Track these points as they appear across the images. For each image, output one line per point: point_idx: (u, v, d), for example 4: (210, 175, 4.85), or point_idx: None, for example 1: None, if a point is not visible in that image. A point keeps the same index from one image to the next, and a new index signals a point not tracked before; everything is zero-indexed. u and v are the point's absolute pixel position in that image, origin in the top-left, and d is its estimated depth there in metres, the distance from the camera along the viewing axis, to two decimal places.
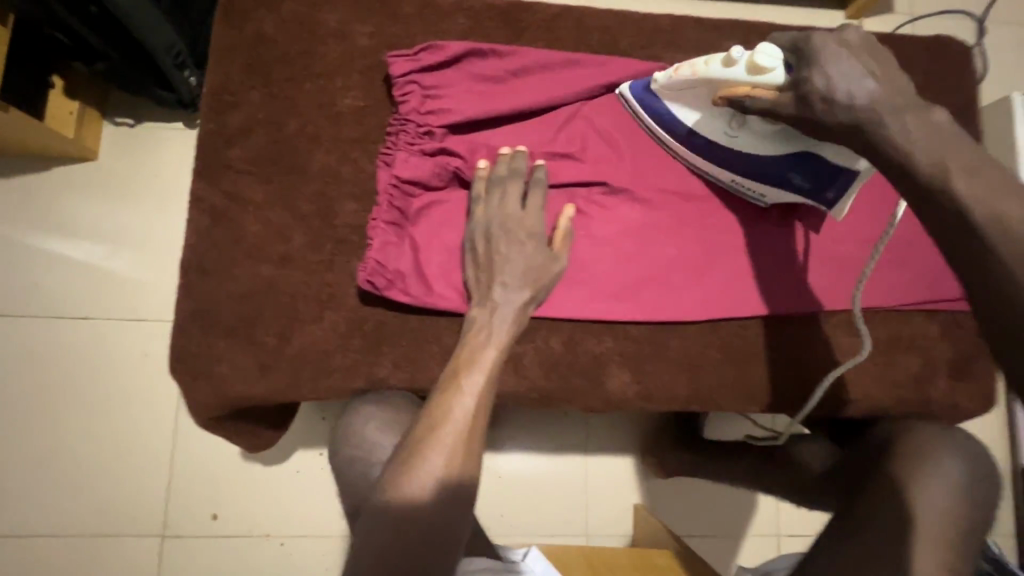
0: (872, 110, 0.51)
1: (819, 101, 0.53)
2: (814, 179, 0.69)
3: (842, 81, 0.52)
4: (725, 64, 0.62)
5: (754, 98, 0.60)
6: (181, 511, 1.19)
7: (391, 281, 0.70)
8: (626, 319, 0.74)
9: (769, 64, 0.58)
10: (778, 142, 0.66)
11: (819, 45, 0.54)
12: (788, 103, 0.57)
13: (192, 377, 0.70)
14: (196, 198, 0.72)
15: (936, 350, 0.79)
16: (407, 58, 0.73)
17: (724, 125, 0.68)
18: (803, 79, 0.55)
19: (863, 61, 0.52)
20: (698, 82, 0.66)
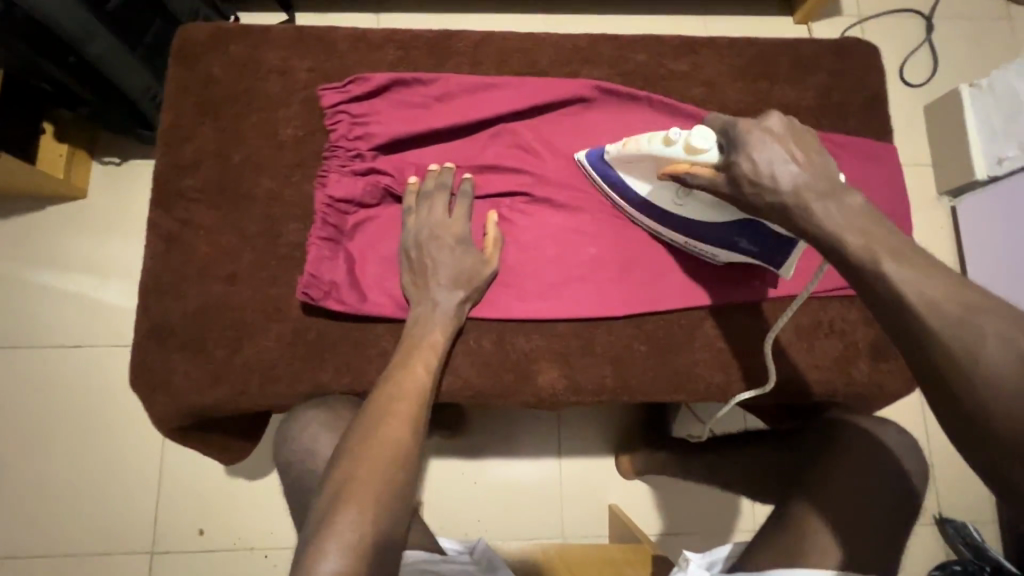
0: (791, 195, 0.59)
1: (748, 183, 0.60)
2: (758, 243, 0.73)
3: (767, 167, 0.59)
4: (665, 144, 0.66)
5: (693, 175, 0.65)
6: (168, 527, 1.23)
7: (327, 291, 0.75)
8: (553, 316, 0.79)
9: (704, 143, 0.63)
10: (724, 214, 0.70)
11: (744, 131, 0.61)
12: (723, 183, 0.63)
13: (151, 390, 0.76)
14: (153, 226, 0.79)
15: (858, 334, 0.84)
16: (337, 91, 0.81)
17: (671, 198, 0.73)
18: (733, 161, 0.61)
19: (786, 147, 0.60)
20: (643, 156, 0.70)
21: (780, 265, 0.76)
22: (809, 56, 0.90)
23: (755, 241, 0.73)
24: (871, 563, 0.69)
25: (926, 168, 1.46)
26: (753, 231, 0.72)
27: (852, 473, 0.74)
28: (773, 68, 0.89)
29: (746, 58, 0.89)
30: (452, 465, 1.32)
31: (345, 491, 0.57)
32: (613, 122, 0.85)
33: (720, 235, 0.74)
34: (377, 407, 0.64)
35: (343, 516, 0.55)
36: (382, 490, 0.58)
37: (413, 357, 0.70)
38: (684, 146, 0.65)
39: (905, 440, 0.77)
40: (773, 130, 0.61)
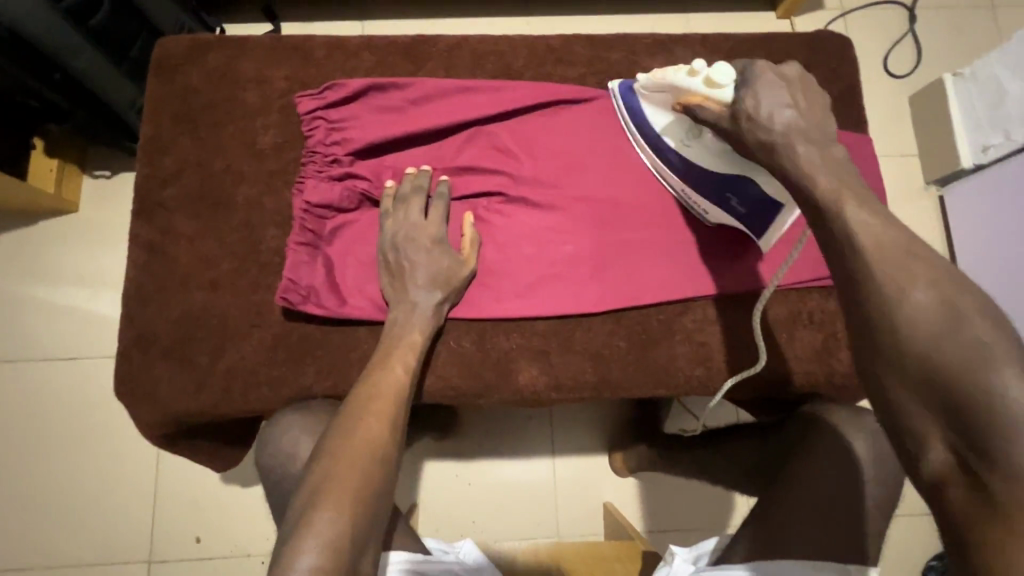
0: (785, 136, 0.59)
1: (745, 117, 0.61)
2: (747, 206, 0.74)
3: (768, 107, 0.60)
4: (689, 74, 0.67)
5: (704, 109, 0.66)
6: (165, 537, 1.23)
7: (306, 296, 0.76)
8: (531, 314, 0.79)
9: (722, 81, 0.64)
10: (724, 161, 0.71)
11: (757, 73, 0.62)
12: (724, 120, 0.64)
13: (136, 398, 0.77)
14: (135, 236, 0.81)
15: (837, 324, 0.84)
16: (313, 97, 0.82)
17: (680, 136, 0.75)
18: (739, 98, 0.62)
19: (789, 94, 0.61)
20: (666, 85, 0.71)
21: (760, 236, 0.78)
22: (781, 51, 0.91)
23: (747, 201, 0.73)
24: (852, 552, 0.69)
25: (912, 158, 1.45)
26: (746, 191, 0.73)
27: (832, 464, 0.74)
28: (746, 62, 0.90)
29: (719, 53, 0.90)
30: (445, 468, 1.30)
31: (322, 489, 0.58)
32: (588, 120, 0.86)
33: (715, 189, 0.75)
34: (354, 408, 0.65)
35: (322, 513, 0.56)
36: (359, 488, 0.59)
37: (390, 358, 0.71)
38: (704, 80, 0.66)
39: (883, 428, 0.78)
40: (785, 76, 0.63)
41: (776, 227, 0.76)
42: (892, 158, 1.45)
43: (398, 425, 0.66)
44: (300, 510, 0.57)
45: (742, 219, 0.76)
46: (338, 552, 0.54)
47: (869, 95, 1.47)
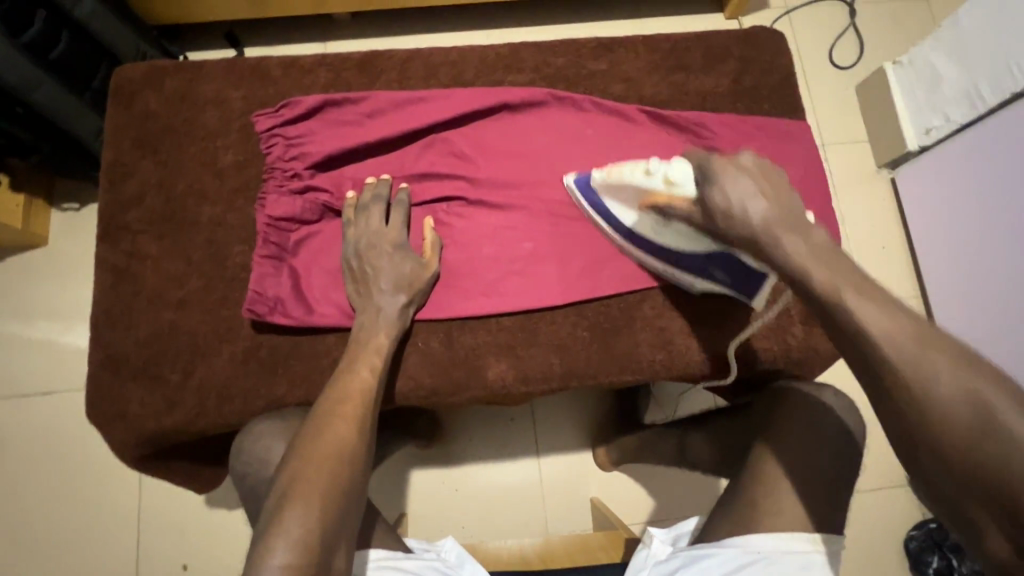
0: (766, 230, 0.59)
1: (720, 217, 0.62)
2: (733, 275, 0.78)
3: (737, 201, 0.60)
4: (646, 175, 0.70)
5: (672, 206, 0.68)
6: (151, 566, 1.22)
7: (273, 307, 0.78)
8: (494, 311, 0.82)
9: (681, 177, 0.67)
10: (701, 244, 0.73)
11: (716, 167, 0.62)
12: (698, 215, 0.65)
13: (108, 420, 0.77)
14: (101, 261, 0.82)
15: (790, 302, 0.88)
16: (270, 115, 0.84)
17: (652, 222, 0.76)
18: (705, 193, 0.63)
19: (753, 182, 0.61)
20: (626, 185, 0.74)
21: (751, 297, 0.81)
22: (720, 47, 0.96)
23: (730, 271, 0.77)
24: (816, 519, 0.72)
25: (863, 144, 1.51)
26: (729, 263, 0.76)
27: (797, 438, 0.77)
28: (686, 60, 0.95)
29: (660, 52, 0.95)
30: (432, 475, 1.31)
31: (291, 491, 0.59)
32: (540, 124, 0.89)
33: (698, 263, 0.78)
34: (322, 412, 0.67)
35: (291, 512, 0.57)
36: (329, 487, 0.60)
37: (358, 361, 0.73)
38: (663, 179, 0.69)
39: (843, 402, 0.80)
40: (744, 166, 0.63)
41: (762, 290, 0.80)
42: (843, 146, 1.51)
43: (367, 426, 0.68)
44: (271, 511, 0.58)
45: (728, 285, 0.80)
46: (309, 548, 0.56)
47: (817, 88, 1.54)
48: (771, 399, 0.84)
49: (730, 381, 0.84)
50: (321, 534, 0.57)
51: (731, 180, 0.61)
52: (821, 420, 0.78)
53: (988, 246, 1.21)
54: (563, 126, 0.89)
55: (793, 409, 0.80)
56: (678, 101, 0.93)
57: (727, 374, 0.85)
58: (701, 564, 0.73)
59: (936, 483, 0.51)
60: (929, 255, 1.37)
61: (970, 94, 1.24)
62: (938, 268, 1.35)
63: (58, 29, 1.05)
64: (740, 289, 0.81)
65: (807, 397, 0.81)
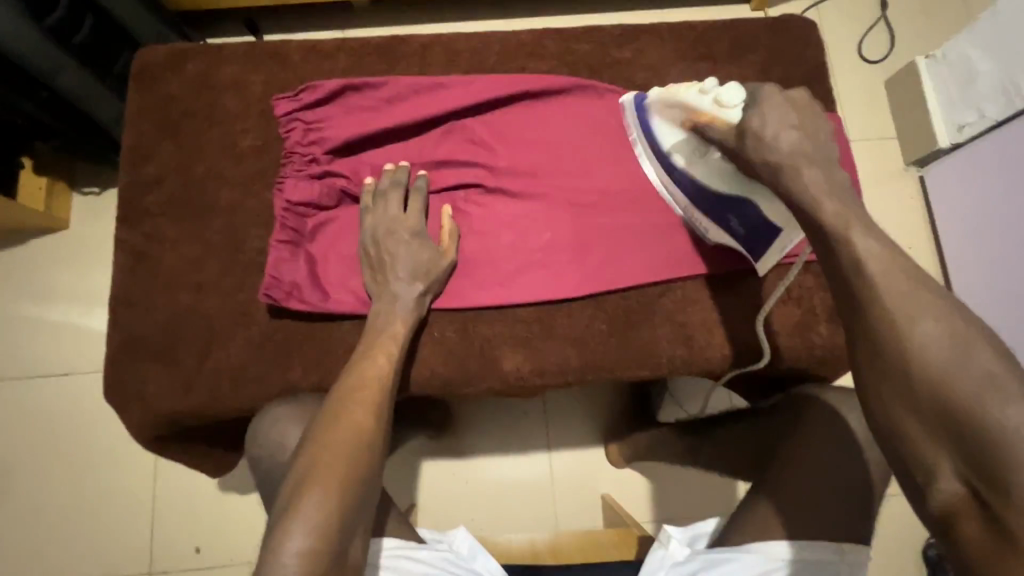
0: (790, 158, 0.59)
1: (752, 138, 0.61)
2: (748, 229, 0.75)
3: (772, 128, 0.60)
4: (700, 93, 0.66)
5: (713, 127, 0.65)
6: (165, 547, 1.23)
7: (289, 292, 0.77)
8: (512, 302, 0.80)
9: (731, 101, 0.63)
10: (730, 182, 0.69)
11: (763, 95, 0.62)
12: (731, 138, 0.63)
13: (125, 400, 0.78)
14: (121, 242, 0.82)
15: (815, 299, 0.85)
16: (289, 99, 0.83)
17: (689, 150, 0.71)
18: (747, 118, 0.62)
19: (792, 116, 0.61)
20: (676, 102, 0.69)
21: (759, 256, 0.78)
22: (747, 35, 0.93)
23: (747, 224, 0.74)
24: (836, 524, 0.70)
25: (891, 140, 1.47)
26: (746, 214, 0.73)
27: (822, 442, 0.75)
28: (712, 49, 0.92)
29: (686, 40, 0.92)
30: (443, 467, 1.30)
31: (308, 477, 0.59)
32: (562, 112, 0.87)
33: (718, 209, 0.74)
34: (339, 398, 0.66)
35: (307, 498, 0.57)
36: (346, 474, 0.60)
37: (375, 348, 0.72)
38: (713, 100, 0.65)
39: None
40: (791, 98, 0.63)
41: (771, 254, 0.77)
42: (871, 142, 1.46)
43: (384, 413, 0.67)
44: (289, 496, 0.58)
45: (742, 240, 0.77)
46: (325, 535, 0.55)
47: (845, 81, 1.49)
48: (797, 400, 0.82)
49: (763, 364, 0.81)
50: (337, 521, 0.56)
51: (772, 109, 0.61)
52: (849, 424, 0.76)
53: (1018, 249, 1.17)
54: (585, 114, 0.87)
55: (820, 412, 0.78)
56: None
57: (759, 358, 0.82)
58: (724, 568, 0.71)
59: (966, 491, 0.49)
60: (958, 257, 1.33)
61: (1005, 90, 1.19)
62: (966, 271, 1.31)
63: (81, 12, 1.05)
64: (752, 247, 0.77)
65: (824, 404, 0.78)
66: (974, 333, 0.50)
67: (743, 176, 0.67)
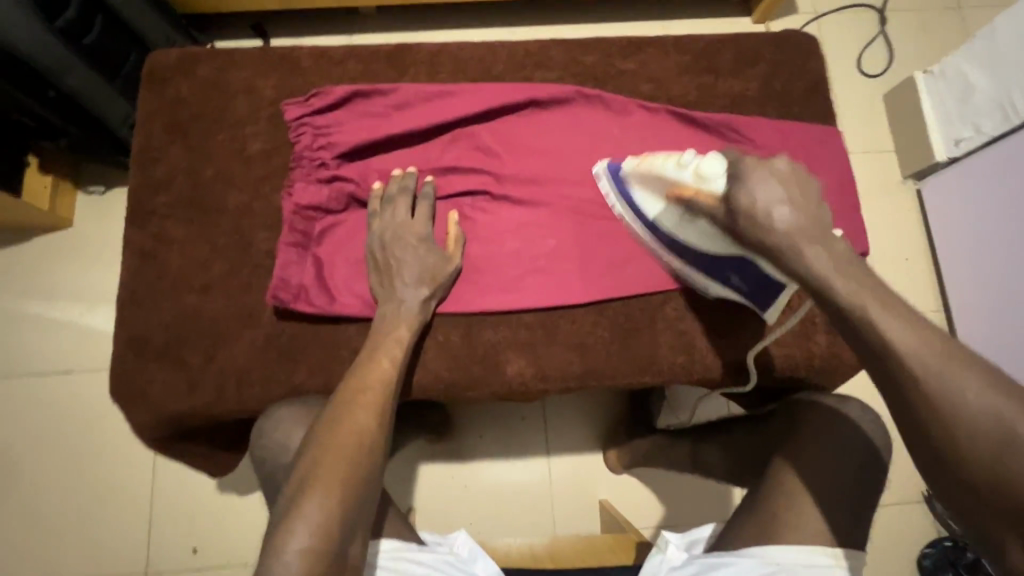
0: (787, 237, 0.58)
1: (744, 216, 0.59)
2: (750, 282, 0.74)
3: (762, 202, 0.59)
4: (679, 168, 0.68)
5: (699, 201, 0.65)
6: (162, 548, 1.23)
7: (295, 294, 0.79)
8: (515, 307, 0.82)
9: (712, 172, 0.64)
10: (723, 247, 0.69)
11: (746, 170, 0.61)
12: (720, 213, 0.63)
13: (130, 400, 0.78)
14: (129, 243, 0.83)
15: (814, 309, 0.86)
16: (299, 104, 0.84)
17: (676, 218, 0.72)
18: (733, 194, 0.61)
19: (781, 188, 0.59)
20: (657, 175, 0.71)
21: (764, 308, 0.78)
22: (749, 50, 0.95)
23: (748, 279, 0.73)
24: (833, 531, 0.71)
25: (890, 154, 1.49)
26: (746, 271, 0.72)
27: (819, 448, 0.76)
28: (715, 62, 0.94)
29: (689, 52, 0.94)
30: (441, 470, 1.31)
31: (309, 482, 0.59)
32: (567, 121, 0.89)
33: (716, 266, 0.75)
34: (343, 400, 0.67)
35: (305, 502, 0.58)
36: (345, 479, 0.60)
37: (378, 351, 0.73)
38: (693, 173, 0.66)
39: (867, 414, 0.79)
40: (778, 172, 0.60)
41: (776, 302, 0.76)
42: (869, 155, 1.48)
43: (387, 414, 0.68)
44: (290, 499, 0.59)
45: (744, 292, 0.77)
46: (324, 537, 0.56)
47: (845, 95, 1.52)
48: (795, 407, 0.83)
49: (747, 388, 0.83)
50: (334, 527, 0.57)
51: (760, 183, 0.59)
52: (847, 431, 0.77)
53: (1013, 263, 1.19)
54: (590, 124, 0.89)
55: (818, 420, 0.79)
56: (706, 102, 0.92)
57: (747, 380, 0.84)
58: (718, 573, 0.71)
59: (957, 500, 0.50)
60: (953, 270, 1.35)
61: (1003, 107, 1.21)
62: (961, 283, 1.32)
63: (93, 14, 1.06)
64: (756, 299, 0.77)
65: (826, 410, 0.79)
66: (960, 347, 0.51)
67: (734, 245, 0.66)
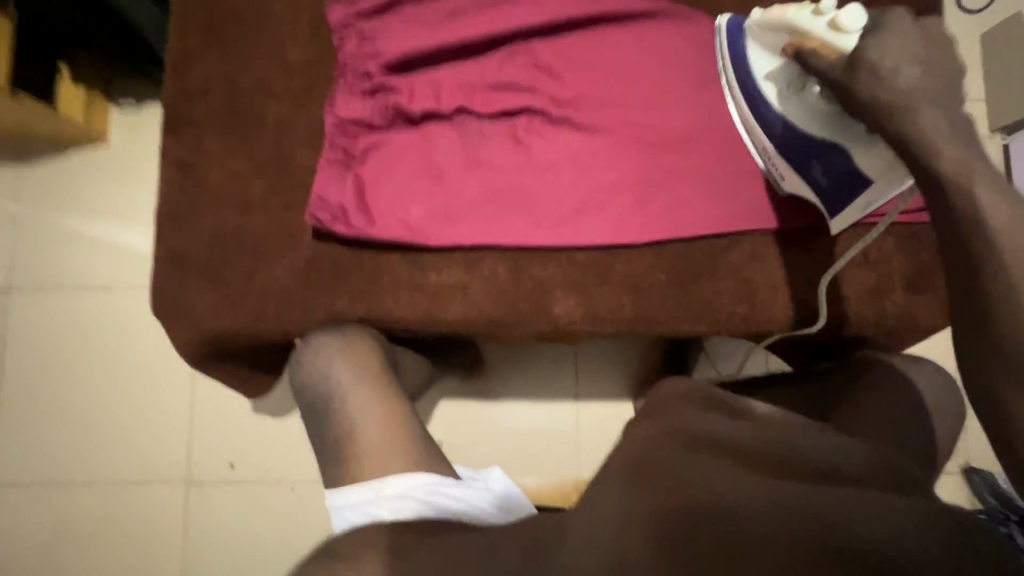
0: (909, 96, 0.52)
1: (868, 74, 0.53)
2: (831, 176, 0.69)
3: (893, 60, 0.53)
4: (814, 13, 0.57)
5: (818, 57, 0.57)
6: (202, 460, 1.28)
7: (335, 215, 0.74)
8: (568, 244, 0.76)
9: (849, 26, 0.55)
10: (824, 123, 0.63)
11: (890, 22, 0.54)
12: (838, 71, 0.56)
13: (171, 316, 0.77)
14: (166, 153, 0.79)
15: (893, 264, 0.78)
16: (343, 6, 0.78)
17: (785, 82, 0.64)
18: (864, 48, 0.54)
19: (917, 48, 0.53)
20: (782, 23, 0.60)
21: (834, 215, 0.73)
22: None
23: (832, 171, 0.68)
24: None
25: None
26: (835, 163, 0.67)
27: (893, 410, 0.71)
28: None
29: None
30: (470, 407, 1.29)
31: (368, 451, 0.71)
32: (638, 37, 0.79)
33: (798, 152, 0.68)
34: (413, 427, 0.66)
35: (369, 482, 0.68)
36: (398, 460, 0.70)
37: None
38: (828, 23, 0.56)
39: (924, 375, 0.76)
40: (920, 30, 0.55)
41: (852, 206, 0.71)
42: None
43: None
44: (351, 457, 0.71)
45: (819, 190, 0.71)
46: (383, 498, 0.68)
47: None
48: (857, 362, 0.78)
49: (818, 327, 0.76)
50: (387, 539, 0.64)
51: (895, 40, 0.53)
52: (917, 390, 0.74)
53: None
54: (664, 42, 0.79)
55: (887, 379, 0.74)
56: None
57: (812, 322, 0.77)
58: None
59: None
60: None
61: None
62: None
63: None
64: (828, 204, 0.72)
65: (890, 372, 0.75)
66: None
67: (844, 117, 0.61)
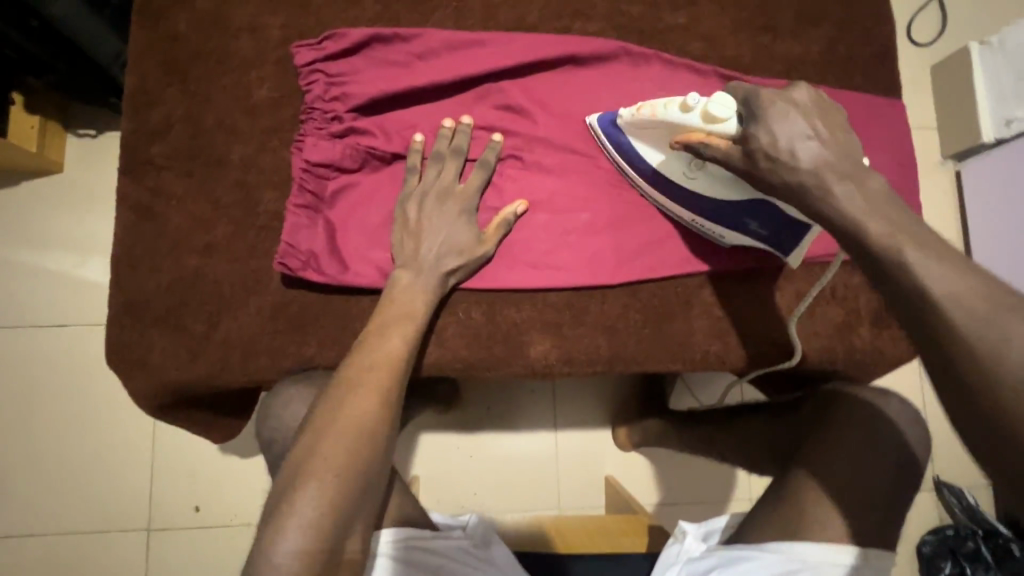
0: (813, 174, 0.54)
1: (766, 157, 0.56)
2: (768, 227, 0.70)
3: (786, 142, 0.55)
4: (682, 110, 0.63)
5: (710, 146, 0.60)
6: (164, 505, 1.21)
7: (305, 262, 0.73)
8: (545, 286, 0.76)
9: (722, 113, 0.59)
10: (737, 190, 0.67)
11: (764, 103, 0.56)
12: (738, 157, 0.58)
13: (127, 367, 0.73)
14: (123, 196, 0.76)
15: (860, 300, 0.80)
16: (311, 48, 0.76)
17: (684, 168, 0.69)
18: (751, 133, 0.56)
19: (805, 119, 0.55)
20: (659, 122, 0.67)
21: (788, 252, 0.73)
22: (815, 8, 0.85)
23: (768, 224, 0.70)
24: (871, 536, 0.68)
25: None
26: (767, 214, 0.68)
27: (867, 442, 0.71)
28: (776, 20, 0.84)
29: (748, 8, 0.84)
30: (445, 440, 1.24)
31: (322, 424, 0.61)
32: (608, 80, 0.80)
33: (729, 216, 0.71)
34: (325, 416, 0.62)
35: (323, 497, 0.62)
36: (345, 453, 0.59)
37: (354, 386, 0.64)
38: (700, 114, 0.61)
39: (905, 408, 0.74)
40: (796, 101, 0.56)
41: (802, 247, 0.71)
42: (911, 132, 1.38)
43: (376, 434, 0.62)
44: (292, 459, 0.60)
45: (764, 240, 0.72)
46: (321, 533, 0.56)
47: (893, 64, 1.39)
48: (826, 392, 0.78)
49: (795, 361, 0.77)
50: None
51: (779, 119, 0.55)
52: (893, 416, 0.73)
53: None
54: (634, 84, 0.80)
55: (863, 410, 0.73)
56: (762, 66, 0.83)
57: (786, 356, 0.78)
58: (741, 568, 0.69)
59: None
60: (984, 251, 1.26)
61: None
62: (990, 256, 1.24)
63: None
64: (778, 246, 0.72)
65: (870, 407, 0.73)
66: None
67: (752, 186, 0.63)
